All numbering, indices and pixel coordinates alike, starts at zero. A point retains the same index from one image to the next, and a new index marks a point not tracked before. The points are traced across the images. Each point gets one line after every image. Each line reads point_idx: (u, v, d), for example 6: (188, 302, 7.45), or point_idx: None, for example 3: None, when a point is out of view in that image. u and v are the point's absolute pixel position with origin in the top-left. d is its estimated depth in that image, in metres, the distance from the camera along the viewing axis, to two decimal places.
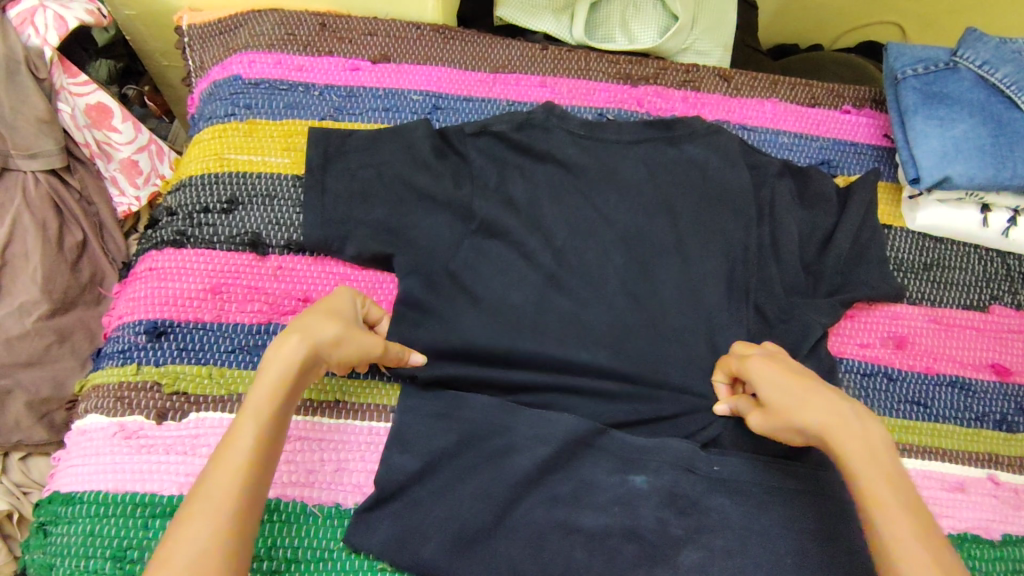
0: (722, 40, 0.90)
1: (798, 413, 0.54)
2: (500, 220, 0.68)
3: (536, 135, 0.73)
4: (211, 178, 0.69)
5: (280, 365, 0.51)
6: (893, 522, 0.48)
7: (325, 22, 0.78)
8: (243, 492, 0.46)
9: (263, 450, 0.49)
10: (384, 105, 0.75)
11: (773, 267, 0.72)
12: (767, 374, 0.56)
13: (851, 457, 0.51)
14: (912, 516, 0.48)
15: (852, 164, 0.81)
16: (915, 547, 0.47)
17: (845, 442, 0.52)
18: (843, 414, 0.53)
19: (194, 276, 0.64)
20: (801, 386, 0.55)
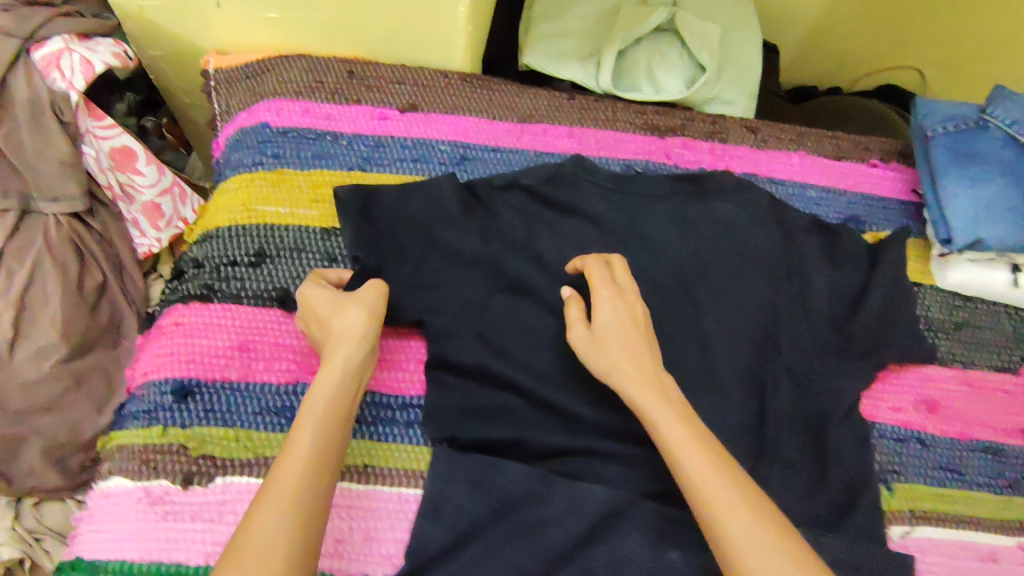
0: (749, 89, 0.89)
1: (612, 351, 0.57)
2: (531, 278, 0.68)
3: (567, 193, 0.73)
4: (239, 229, 0.68)
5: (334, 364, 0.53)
6: (685, 452, 0.50)
7: (352, 69, 0.78)
8: (311, 481, 0.46)
9: (328, 444, 0.49)
10: (412, 156, 0.75)
11: (805, 326, 0.70)
12: (613, 308, 0.59)
13: (654, 399, 0.54)
14: (705, 449, 0.51)
15: (881, 220, 0.80)
16: (703, 472, 0.49)
17: (634, 383, 0.55)
18: (646, 363, 0.57)
19: (222, 333, 0.63)
20: (618, 324, 0.58)
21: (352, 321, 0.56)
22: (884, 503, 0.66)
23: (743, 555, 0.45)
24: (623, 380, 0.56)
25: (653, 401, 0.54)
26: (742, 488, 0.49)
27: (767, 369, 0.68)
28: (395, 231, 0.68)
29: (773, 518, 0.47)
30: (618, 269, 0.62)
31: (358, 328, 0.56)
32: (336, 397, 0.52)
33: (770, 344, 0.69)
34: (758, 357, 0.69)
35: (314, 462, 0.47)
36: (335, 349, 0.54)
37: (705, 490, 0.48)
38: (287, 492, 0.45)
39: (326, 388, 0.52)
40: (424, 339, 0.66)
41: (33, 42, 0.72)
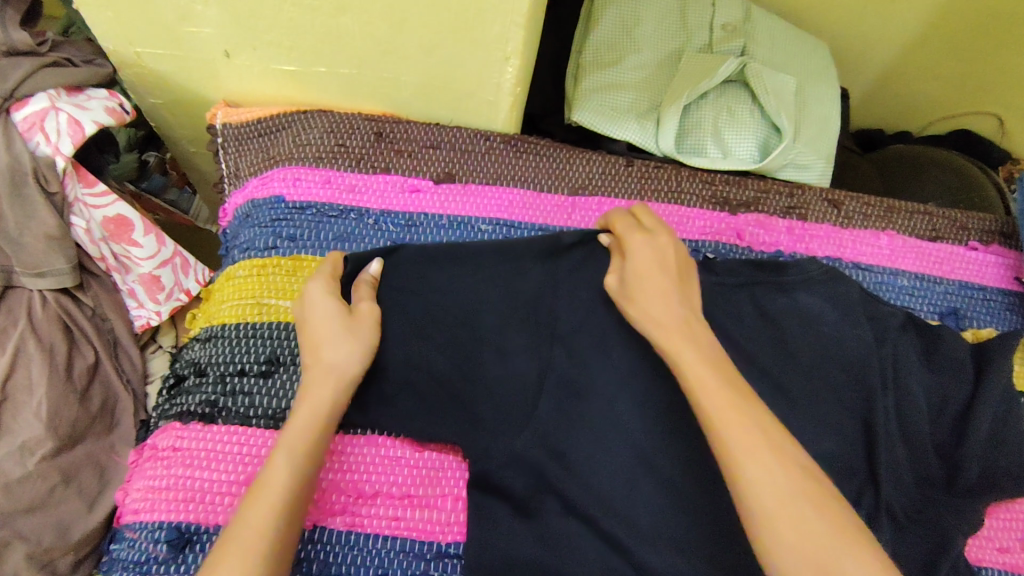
0: (826, 151, 0.78)
1: (642, 286, 0.52)
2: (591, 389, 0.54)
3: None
4: (248, 330, 0.59)
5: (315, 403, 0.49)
6: (718, 404, 0.44)
7: (380, 129, 0.68)
8: (277, 534, 0.42)
9: (299, 490, 0.45)
10: (449, 237, 0.65)
11: (902, 451, 0.61)
12: (637, 248, 0.53)
13: (684, 354, 0.48)
14: (728, 389, 0.45)
15: (981, 314, 0.70)
16: (724, 410, 0.44)
17: (666, 330, 0.49)
18: (686, 326, 0.50)
19: (226, 463, 0.54)
20: (651, 274, 0.52)
21: (335, 349, 0.51)
22: None
23: (771, 503, 0.40)
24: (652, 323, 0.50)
25: (679, 346, 0.48)
26: (767, 438, 0.43)
27: (863, 506, 0.58)
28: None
29: (798, 465, 0.42)
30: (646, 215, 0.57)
31: (344, 356, 0.51)
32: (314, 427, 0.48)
33: (864, 475, 0.60)
34: (852, 490, 0.59)
35: (279, 512, 0.43)
36: (316, 379, 0.50)
37: (731, 440, 0.43)
38: (252, 540, 0.41)
39: (305, 424, 0.48)
40: (462, 467, 0.56)
41: (14, 101, 0.63)
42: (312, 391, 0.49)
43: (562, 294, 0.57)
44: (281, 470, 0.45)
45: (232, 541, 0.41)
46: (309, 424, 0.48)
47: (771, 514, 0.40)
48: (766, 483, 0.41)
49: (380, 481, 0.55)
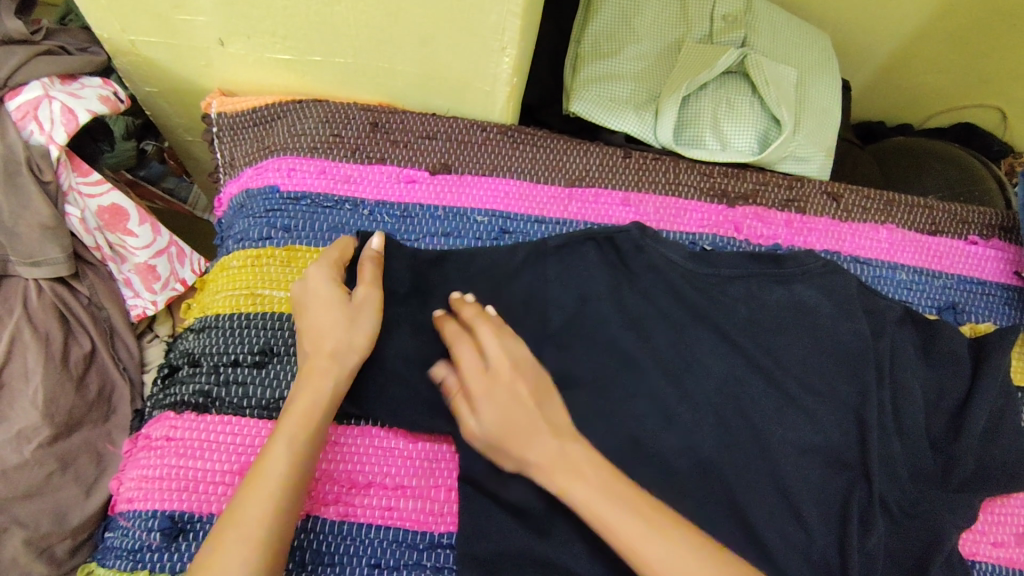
0: (827, 143, 0.78)
1: (496, 409, 0.50)
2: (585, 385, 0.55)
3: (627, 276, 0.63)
4: (242, 320, 0.59)
5: (314, 389, 0.50)
6: (598, 502, 0.46)
7: (376, 119, 0.67)
8: (277, 520, 0.45)
9: (299, 475, 0.47)
10: (444, 229, 0.65)
11: (897, 445, 0.61)
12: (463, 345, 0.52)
13: (557, 472, 0.48)
14: (597, 480, 0.47)
15: (980, 309, 0.70)
16: (590, 496, 0.47)
17: (518, 445, 0.49)
18: (518, 414, 0.50)
19: (219, 452, 0.54)
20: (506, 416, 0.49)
21: (338, 334, 0.52)
22: None
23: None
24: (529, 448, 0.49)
25: (522, 448, 0.49)
26: (641, 514, 0.46)
27: (857, 500, 0.58)
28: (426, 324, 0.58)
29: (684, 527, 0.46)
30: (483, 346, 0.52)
31: (346, 340, 0.52)
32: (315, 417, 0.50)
33: (857, 469, 0.59)
34: (845, 484, 0.59)
35: (278, 499, 0.45)
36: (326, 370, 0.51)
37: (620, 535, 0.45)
38: (253, 527, 0.44)
39: (307, 411, 0.50)
40: (456, 459, 0.56)
41: (8, 90, 0.63)
42: (313, 378, 0.51)
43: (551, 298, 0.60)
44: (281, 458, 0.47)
45: (236, 526, 0.44)
46: (309, 412, 0.50)
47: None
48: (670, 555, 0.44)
49: (373, 471, 0.55)
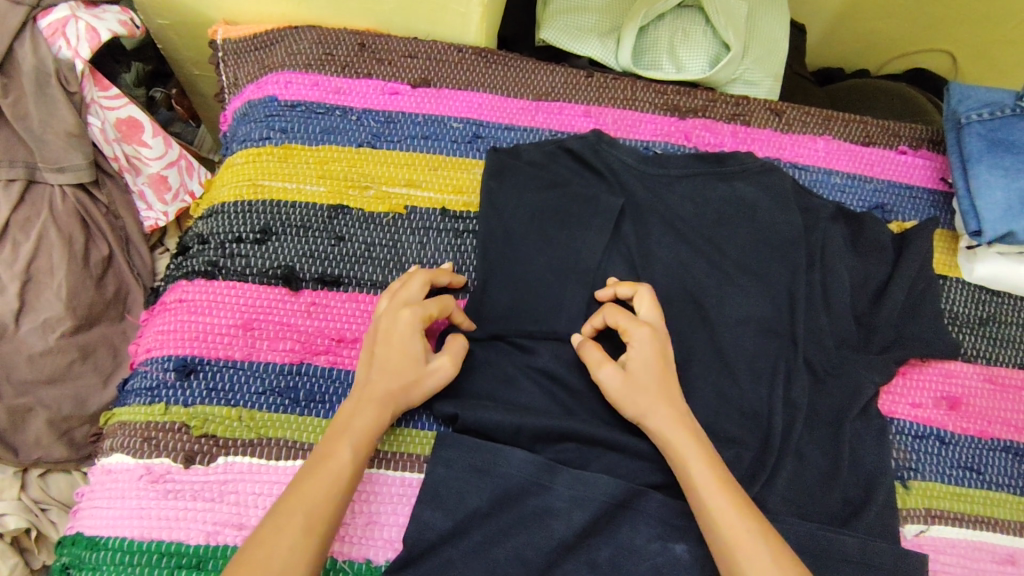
0: (773, 70, 0.86)
1: (634, 403, 0.58)
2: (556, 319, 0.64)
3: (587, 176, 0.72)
4: (244, 206, 0.67)
5: (375, 418, 0.54)
6: (708, 491, 0.52)
7: (363, 41, 0.76)
8: (326, 523, 0.48)
9: (356, 474, 0.52)
10: (423, 133, 0.73)
11: (824, 317, 0.68)
12: (642, 346, 0.59)
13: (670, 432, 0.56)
14: (711, 467, 0.53)
15: (908, 209, 0.77)
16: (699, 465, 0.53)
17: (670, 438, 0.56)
18: (677, 409, 0.57)
19: (226, 310, 0.62)
20: (652, 370, 0.58)
21: (410, 385, 0.57)
22: (900, 501, 0.63)
23: (726, 522, 0.50)
24: (659, 416, 0.57)
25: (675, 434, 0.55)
26: (706, 453, 0.55)
27: (786, 362, 0.66)
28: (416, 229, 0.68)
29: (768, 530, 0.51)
30: (644, 303, 0.61)
31: (422, 379, 0.57)
32: (372, 423, 0.54)
33: (790, 336, 0.67)
34: (776, 349, 0.66)
35: (337, 491, 0.50)
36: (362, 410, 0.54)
37: (725, 528, 0.50)
38: (317, 511, 0.48)
39: (366, 428, 0.54)
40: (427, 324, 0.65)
41: (40, 11, 0.71)
42: (362, 413, 0.55)
43: (512, 191, 0.70)
44: (345, 461, 0.51)
45: (297, 512, 0.48)
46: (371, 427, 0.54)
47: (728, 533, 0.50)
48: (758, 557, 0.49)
49: (358, 328, 0.62)
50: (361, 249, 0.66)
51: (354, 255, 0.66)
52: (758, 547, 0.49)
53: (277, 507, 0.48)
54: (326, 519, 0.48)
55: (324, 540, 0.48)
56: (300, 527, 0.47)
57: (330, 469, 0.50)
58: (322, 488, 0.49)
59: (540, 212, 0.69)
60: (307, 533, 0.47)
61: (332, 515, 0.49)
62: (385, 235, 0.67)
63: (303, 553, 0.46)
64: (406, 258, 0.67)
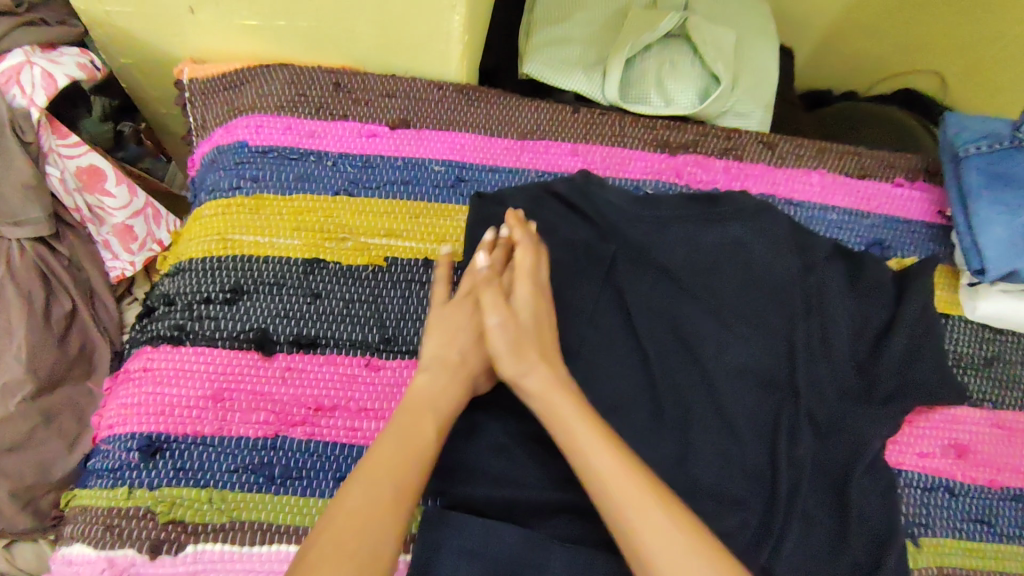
0: (764, 100, 0.83)
1: (518, 358, 0.55)
2: None
3: (574, 222, 0.69)
4: (214, 262, 0.63)
5: (455, 391, 0.55)
6: (608, 473, 0.48)
7: (339, 80, 0.72)
8: (409, 488, 0.48)
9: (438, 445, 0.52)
10: (403, 178, 0.69)
11: (824, 365, 0.66)
12: (525, 296, 0.59)
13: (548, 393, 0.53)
14: (606, 443, 0.49)
15: (906, 245, 0.75)
16: (590, 442, 0.49)
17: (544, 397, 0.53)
18: (554, 370, 0.55)
19: (194, 380, 0.58)
20: (535, 327, 0.58)
21: (481, 363, 0.58)
22: (911, 560, 0.61)
23: (628, 502, 0.46)
24: (536, 379, 0.54)
25: (559, 405, 0.52)
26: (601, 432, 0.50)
27: (787, 415, 0.63)
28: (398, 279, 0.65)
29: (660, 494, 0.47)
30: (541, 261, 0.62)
31: (487, 365, 0.59)
32: (453, 392, 0.55)
33: (790, 387, 0.64)
34: (777, 403, 0.64)
35: (421, 460, 0.50)
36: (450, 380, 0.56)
37: (620, 505, 0.46)
38: (400, 473, 0.48)
39: (440, 408, 0.54)
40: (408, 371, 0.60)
41: None
42: (437, 385, 0.55)
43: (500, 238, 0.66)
44: (430, 433, 0.51)
45: (384, 474, 0.47)
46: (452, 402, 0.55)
47: (627, 511, 0.46)
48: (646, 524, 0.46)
49: (338, 395, 0.59)
50: (339, 307, 0.62)
51: (332, 313, 0.62)
52: (665, 526, 0.45)
53: (337, 502, 0.46)
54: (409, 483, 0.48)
55: (407, 503, 0.47)
56: (391, 490, 0.47)
57: (406, 450, 0.49)
58: (401, 454, 0.49)
59: None
60: (398, 499, 0.47)
61: (412, 478, 0.48)
62: (364, 290, 0.63)
63: (387, 511, 0.46)
64: (388, 314, 0.63)
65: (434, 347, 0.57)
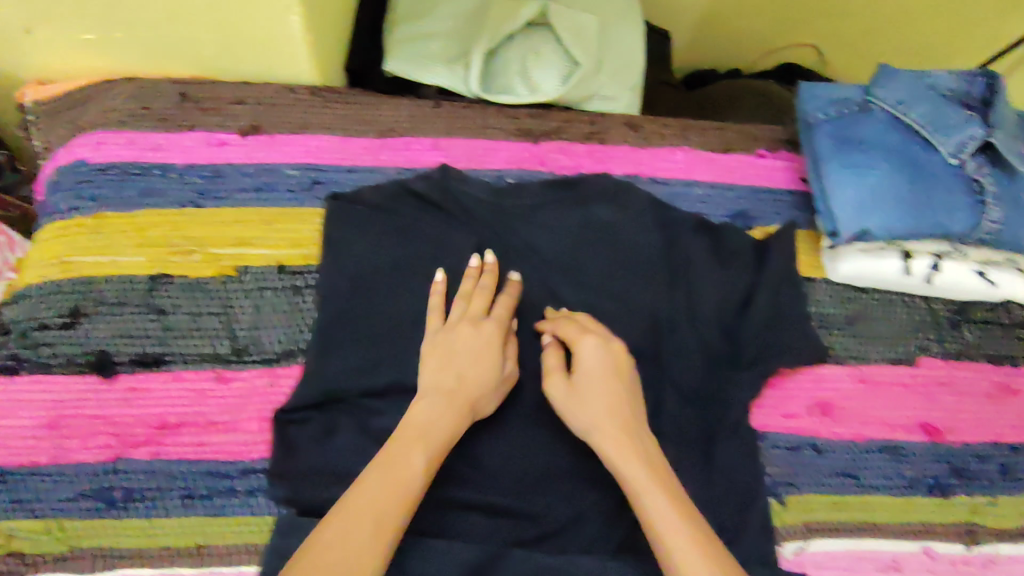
0: (630, 82, 0.84)
1: (581, 416, 0.55)
2: (406, 374, 0.60)
3: (466, 219, 0.68)
4: (52, 287, 0.61)
5: (451, 420, 0.53)
6: (653, 503, 0.49)
7: (184, 91, 0.71)
8: (394, 528, 0.45)
9: (427, 478, 0.50)
10: (255, 184, 0.67)
11: (688, 335, 0.66)
12: (592, 353, 0.58)
13: (603, 437, 0.53)
14: (654, 474, 0.51)
15: (770, 214, 0.75)
16: (634, 470, 0.51)
17: (599, 441, 0.53)
18: (618, 412, 0.55)
19: (32, 409, 0.57)
20: (603, 381, 0.56)
21: (480, 380, 0.57)
22: (776, 519, 0.62)
23: (667, 530, 0.47)
24: (575, 415, 0.55)
25: (602, 439, 0.53)
26: (652, 464, 0.52)
27: (651, 390, 0.64)
28: (248, 286, 0.63)
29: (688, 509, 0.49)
30: (568, 325, 0.60)
31: (494, 378, 0.58)
32: (453, 421, 0.53)
33: (655, 361, 0.65)
34: (642, 378, 0.64)
35: (409, 495, 0.47)
36: (439, 409, 0.53)
37: (665, 537, 0.47)
38: (382, 509, 0.46)
39: (435, 436, 0.52)
40: (254, 379, 0.60)
41: None
42: (438, 412, 0.53)
43: (355, 237, 0.65)
44: (420, 464, 0.49)
45: (367, 509, 0.45)
46: (445, 434, 0.52)
47: (670, 543, 0.47)
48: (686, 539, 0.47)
49: (182, 413, 0.58)
50: (185, 320, 0.61)
51: (180, 328, 0.61)
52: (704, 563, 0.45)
53: (358, 482, 0.47)
54: (395, 514, 0.46)
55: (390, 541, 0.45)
56: (370, 522, 0.45)
57: (393, 475, 0.48)
58: (392, 485, 0.47)
59: (383, 261, 0.65)
60: (376, 536, 0.44)
61: (394, 508, 0.46)
62: (211, 301, 0.62)
63: (367, 550, 0.43)
64: (237, 322, 0.62)
65: (431, 375, 0.56)
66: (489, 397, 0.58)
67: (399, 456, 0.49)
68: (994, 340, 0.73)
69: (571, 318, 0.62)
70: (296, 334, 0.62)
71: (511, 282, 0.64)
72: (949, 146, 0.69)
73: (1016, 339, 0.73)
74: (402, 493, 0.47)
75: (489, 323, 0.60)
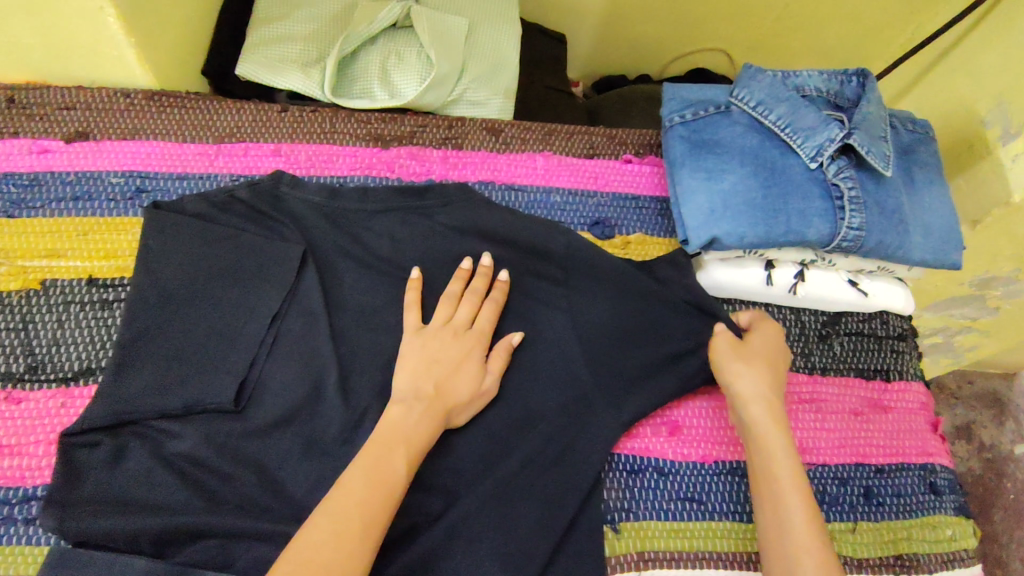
0: (502, 86, 0.81)
1: (415, 404, 0.54)
2: (210, 396, 0.57)
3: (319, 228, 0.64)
4: None
5: (429, 428, 0.53)
6: (795, 509, 0.52)
7: (11, 97, 0.66)
8: (375, 526, 0.46)
9: (408, 475, 0.50)
10: (73, 193, 0.65)
11: (525, 352, 0.62)
12: (452, 349, 0.58)
13: (392, 438, 0.51)
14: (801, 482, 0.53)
15: (632, 222, 0.72)
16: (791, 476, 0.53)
17: (385, 442, 0.51)
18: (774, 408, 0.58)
19: None
20: (448, 374, 0.56)
21: (457, 392, 0.56)
22: (608, 549, 0.58)
23: (802, 538, 0.50)
24: (396, 414, 0.53)
25: (775, 439, 0.55)
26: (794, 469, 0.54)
27: (482, 411, 0.59)
28: (56, 302, 0.61)
29: (816, 515, 0.52)
30: (462, 308, 0.60)
31: (471, 393, 0.57)
32: (423, 425, 0.53)
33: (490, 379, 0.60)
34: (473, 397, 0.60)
35: (390, 493, 0.48)
36: (412, 415, 0.53)
37: (799, 543, 0.50)
38: (358, 509, 0.46)
39: (418, 440, 0.52)
40: (44, 399, 0.58)
41: None
42: (410, 417, 0.53)
43: (169, 248, 0.61)
44: (400, 464, 0.50)
45: (352, 510, 0.46)
46: (422, 438, 0.52)
47: (800, 549, 0.50)
48: (799, 538, 0.50)
49: None
50: None
51: None
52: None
53: (340, 483, 0.47)
54: (372, 513, 0.46)
55: (367, 540, 0.45)
56: (355, 525, 0.45)
57: (379, 472, 0.48)
58: (370, 484, 0.47)
59: (199, 273, 0.61)
60: (360, 534, 0.45)
61: (376, 509, 0.46)
62: (12, 318, 0.60)
63: (348, 552, 0.44)
64: (35, 340, 0.59)
65: (408, 380, 0.56)
66: (462, 410, 0.57)
67: (386, 454, 0.50)
68: (864, 353, 0.69)
69: (465, 302, 0.61)
70: (96, 352, 0.60)
71: (463, 271, 0.62)
72: (808, 148, 0.65)
73: (889, 352, 0.70)
74: (384, 493, 0.47)
75: (466, 332, 0.59)
